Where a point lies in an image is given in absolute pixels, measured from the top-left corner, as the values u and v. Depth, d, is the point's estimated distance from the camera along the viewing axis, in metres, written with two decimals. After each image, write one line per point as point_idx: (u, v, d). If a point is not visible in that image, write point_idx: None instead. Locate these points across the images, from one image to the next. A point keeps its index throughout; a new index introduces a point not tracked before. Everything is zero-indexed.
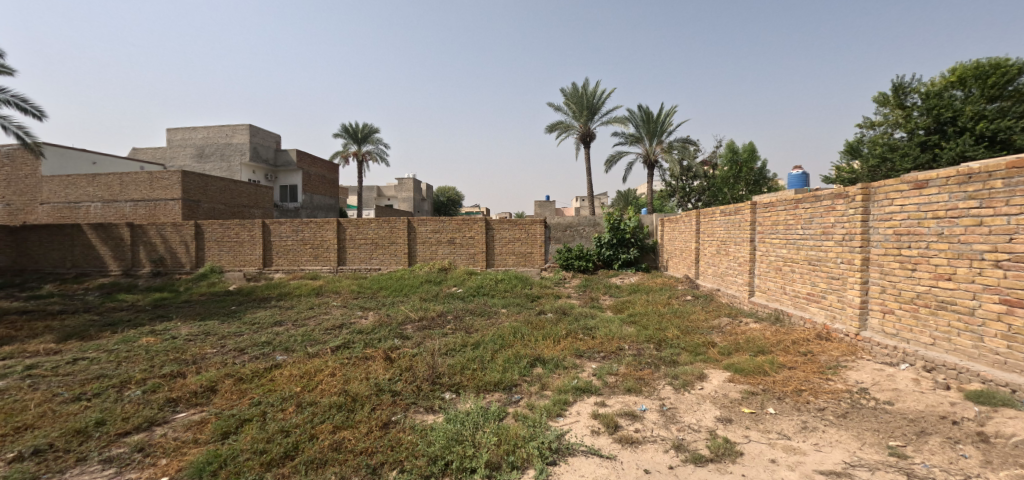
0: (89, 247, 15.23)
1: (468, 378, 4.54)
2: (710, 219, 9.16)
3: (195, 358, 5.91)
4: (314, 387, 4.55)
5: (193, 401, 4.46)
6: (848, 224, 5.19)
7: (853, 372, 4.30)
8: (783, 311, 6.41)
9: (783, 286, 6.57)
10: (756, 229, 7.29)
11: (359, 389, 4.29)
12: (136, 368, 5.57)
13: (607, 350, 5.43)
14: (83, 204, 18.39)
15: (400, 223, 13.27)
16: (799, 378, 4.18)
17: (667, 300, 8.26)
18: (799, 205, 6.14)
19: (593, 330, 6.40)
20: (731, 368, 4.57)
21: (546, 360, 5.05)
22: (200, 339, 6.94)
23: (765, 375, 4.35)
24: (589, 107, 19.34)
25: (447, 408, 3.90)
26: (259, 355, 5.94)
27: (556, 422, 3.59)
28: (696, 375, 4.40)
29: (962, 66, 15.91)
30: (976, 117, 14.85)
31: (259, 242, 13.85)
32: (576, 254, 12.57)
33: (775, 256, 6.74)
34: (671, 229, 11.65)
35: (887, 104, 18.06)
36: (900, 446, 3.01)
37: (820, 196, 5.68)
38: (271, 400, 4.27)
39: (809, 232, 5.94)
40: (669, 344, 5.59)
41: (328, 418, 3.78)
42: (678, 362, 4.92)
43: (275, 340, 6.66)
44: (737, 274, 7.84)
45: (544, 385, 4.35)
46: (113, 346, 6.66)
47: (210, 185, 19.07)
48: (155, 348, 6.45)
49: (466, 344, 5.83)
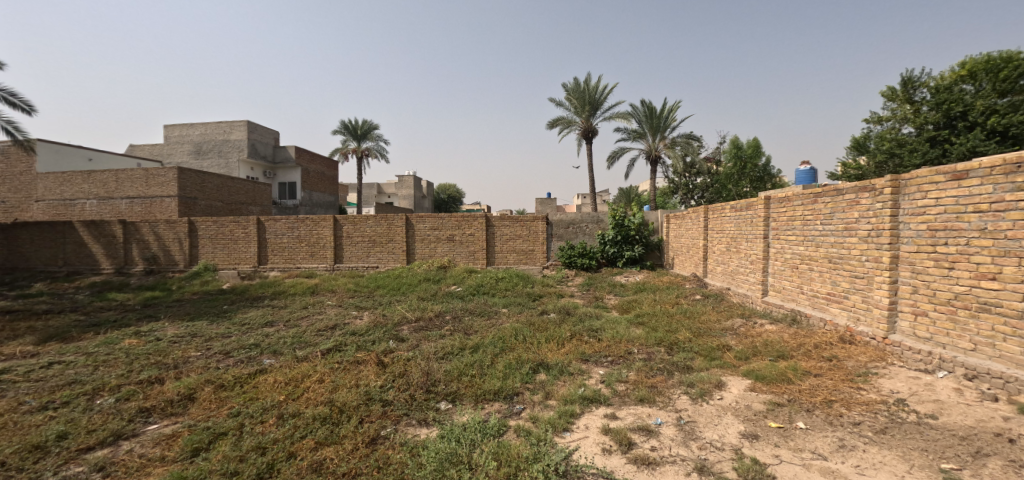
0: (81, 245, 14.88)
1: (466, 386, 4.19)
2: (719, 215, 8.79)
3: (177, 362, 5.56)
4: (300, 397, 4.19)
5: (167, 411, 4.12)
6: (875, 218, 4.83)
7: (886, 381, 3.93)
8: (800, 312, 6.05)
9: (799, 285, 6.20)
10: (769, 224, 6.93)
11: (347, 398, 3.94)
12: (112, 373, 5.23)
13: (615, 354, 5.06)
14: (79, 201, 18.05)
15: (398, 220, 12.91)
16: (827, 388, 3.83)
17: (675, 300, 7.89)
18: (817, 199, 5.79)
19: (598, 332, 6.04)
20: (751, 375, 4.20)
21: (550, 366, 4.69)
22: (186, 341, 6.59)
23: (789, 384, 3.98)
24: (591, 102, 18.95)
25: (442, 421, 3.55)
26: (245, 359, 5.61)
27: (562, 438, 3.23)
28: (714, 383, 4.04)
29: (974, 59, 15.45)
30: (987, 111, 14.49)
31: (254, 240, 13.51)
32: (579, 251, 12.21)
33: (791, 254, 6.37)
34: (678, 225, 11.26)
35: (895, 98, 17.67)
36: (955, 470, 2.66)
37: (843, 189, 5.33)
38: (251, 410, 3.92)
39: (830, 228, 5.58)
40: (682, 347, 5.24)
41: (310, 432, 3.43)
42: (692, 368, 4.55)
43: (264, 342, 6.33)
44: (749, 272, 7.46)
45: (548, 394, 4.00)
46: (93, 349, 6.31)
47: (207, 181, 18.73)
48: (137, 350, 6.11)
49: (465, 347, 5.46)
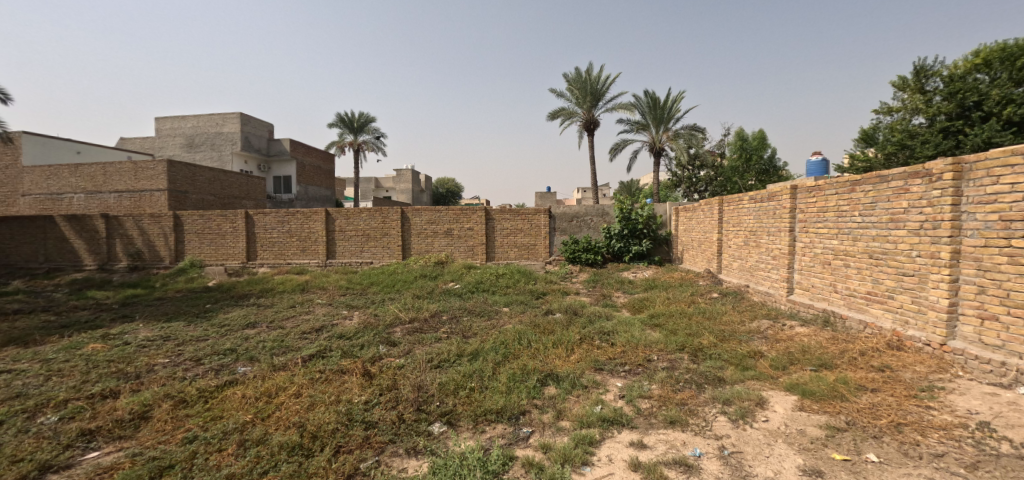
0: (62, 240, 14.23)
1: (464, 402, 3.60)
2: (736, 207, 8.19)
3: (140, 371, 4.94)
4: (270, 416, 3.60)
5: (113, 435, 3.55)
6: (931, 207, 4.24)
7: (958, 398, 3.35)
8: (834, 312, 5.45)
9: (832, 283, 5.57)
10: (795, 216, 6.31)
11: (325, 419, 3.35)
12: (63, 384, 4.62)
13: (633, 362, 4.47)
14: (66, 195, 17.36)
15: (393, 213, 12.27)
16: (891, 407, 3.25)
17: (691, 298, 7.27)
18: (855, 187, 5.17)
19: (611, 335, 5.45)
20: (796, 390, 3.59)
21: (561, 377, 4.08)
22: (156, 346, 5.97)
23: (844, 401, 3.38)
24: (592, 93, 18.27)
25: (436, 451, 2.97)
26: (216, 368, 5.00)
27: (583, 476, 2.66)
28: (756, 400, 3.44)
29: (989, 48, 14.72)
30: (1003, 101, 13.82)
31: (242, 234, 12.87)
32: (583, 246, 11.59)
33: (822, 248, 5.74)
34: (688, 218, 10.64)
35: (905, 88, 17.05)
36: None
37: (887, 175, 4.73)
38: (209, 434, 3.34)
39: (871, 220, 4.97)
40: (709, 354, 4.62)
41: (276, 467, 2.86)
42: (724, 380, 3.95)
43: (241, 347, 5.71)
44: (771, 269, 6.86)
45: (560, 413, 3.42)
46: (51, 355, 5.68)
47: (198, 175, 18.04)
48: (98, 357, 5.49)
49: (462, 354, 4.85)
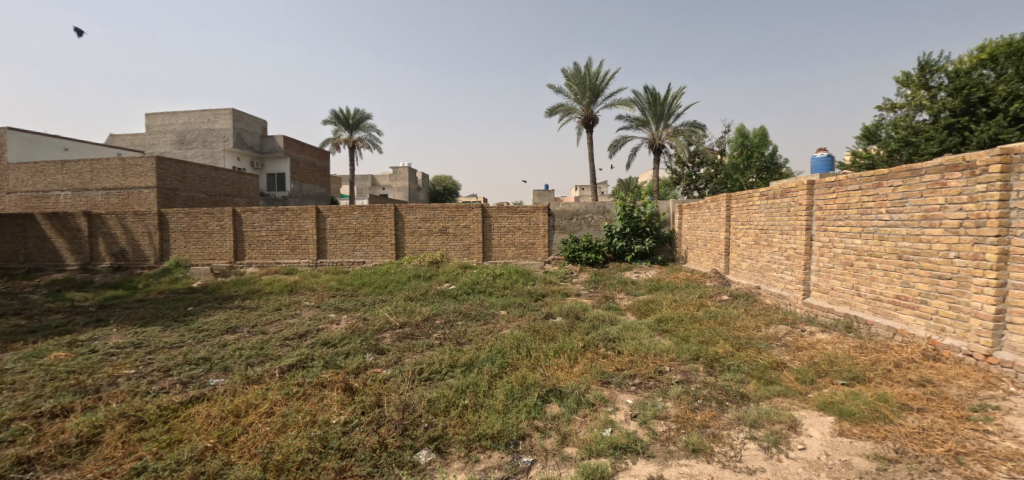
0: (43, 239, 13.69)
1: (456, 424, 3.17)
2: (746, 204, 7.76)
3: (100, 384, 4.49)
4: (235, 440, 3.16)
5: (54, 463, 3.11)
6: (973, 204, 3.84)
7: (1018, 421, 2.95)
8: (857, 318, 5.03)
9: (855, 285, 5.16)
10: (812, 214, 5.87)
11: (296, 446, 2.92)
12: (12, 400, 4.16)
13: (643, 374, 4.05)
14: (51, 193, 16.81)
15: (385, 211, 11.79)
16: (944, 431, 2.85)
17: (699, 301, 6.86)
18: (881, 182, 4.73)
19: (616, 342, 5.02)
20: (832, 410, 3.17)
21: (564, 393, 3.65)
22: (124, 355, 5.50)
23: (889, 424, 2.96)
24: (591, 89, 17.82)
25: None
26: (185, 380, 4.56)
27: None
28: (788, 422, 3.02)
29: (995, 42, 14.34)
30: (1009, 97, 13.46)
31: (230, 233, 12.38)
32: (584, 245, 11.18)
33: (843, 248, 5.32)
34: (693, 216, 10.24)
35: (908, 84, 16.67)
36: None
37: (921, 168, 4.30)
38: (161, 465, 2.89)
39: (900, 217, 4.54)
40: (726, 365, 4.20)
41: None
42: (747, 397, 3.52)
43: (216, 356, 5.25)
44: (784, 269, 6.45)
45: (566, 437, 3.00)
46: (8, 366, 5.21)
47: (187, 172, 17.52)
48: (59, 367, 5.03)
49: (455, 365, 4.41)
